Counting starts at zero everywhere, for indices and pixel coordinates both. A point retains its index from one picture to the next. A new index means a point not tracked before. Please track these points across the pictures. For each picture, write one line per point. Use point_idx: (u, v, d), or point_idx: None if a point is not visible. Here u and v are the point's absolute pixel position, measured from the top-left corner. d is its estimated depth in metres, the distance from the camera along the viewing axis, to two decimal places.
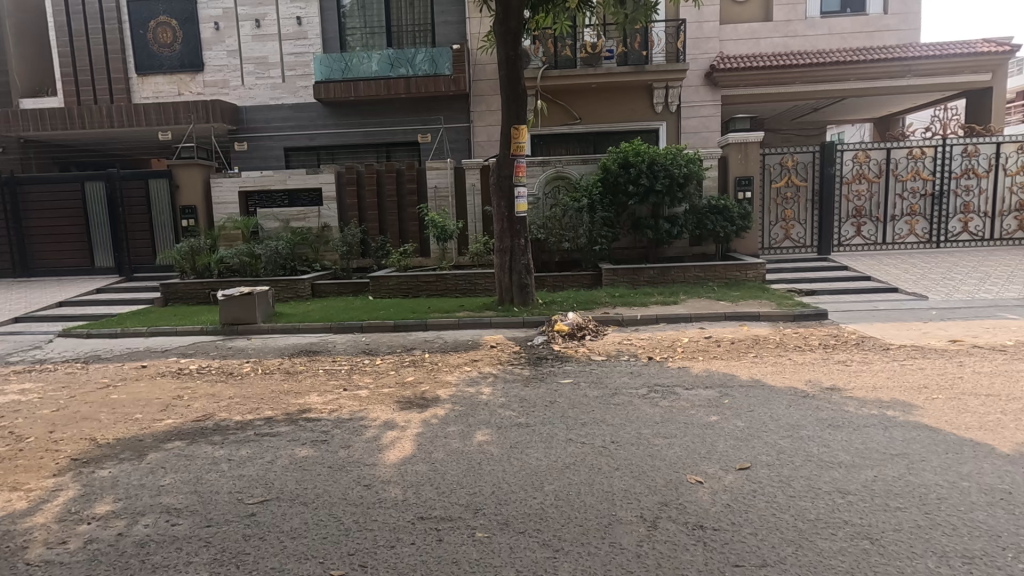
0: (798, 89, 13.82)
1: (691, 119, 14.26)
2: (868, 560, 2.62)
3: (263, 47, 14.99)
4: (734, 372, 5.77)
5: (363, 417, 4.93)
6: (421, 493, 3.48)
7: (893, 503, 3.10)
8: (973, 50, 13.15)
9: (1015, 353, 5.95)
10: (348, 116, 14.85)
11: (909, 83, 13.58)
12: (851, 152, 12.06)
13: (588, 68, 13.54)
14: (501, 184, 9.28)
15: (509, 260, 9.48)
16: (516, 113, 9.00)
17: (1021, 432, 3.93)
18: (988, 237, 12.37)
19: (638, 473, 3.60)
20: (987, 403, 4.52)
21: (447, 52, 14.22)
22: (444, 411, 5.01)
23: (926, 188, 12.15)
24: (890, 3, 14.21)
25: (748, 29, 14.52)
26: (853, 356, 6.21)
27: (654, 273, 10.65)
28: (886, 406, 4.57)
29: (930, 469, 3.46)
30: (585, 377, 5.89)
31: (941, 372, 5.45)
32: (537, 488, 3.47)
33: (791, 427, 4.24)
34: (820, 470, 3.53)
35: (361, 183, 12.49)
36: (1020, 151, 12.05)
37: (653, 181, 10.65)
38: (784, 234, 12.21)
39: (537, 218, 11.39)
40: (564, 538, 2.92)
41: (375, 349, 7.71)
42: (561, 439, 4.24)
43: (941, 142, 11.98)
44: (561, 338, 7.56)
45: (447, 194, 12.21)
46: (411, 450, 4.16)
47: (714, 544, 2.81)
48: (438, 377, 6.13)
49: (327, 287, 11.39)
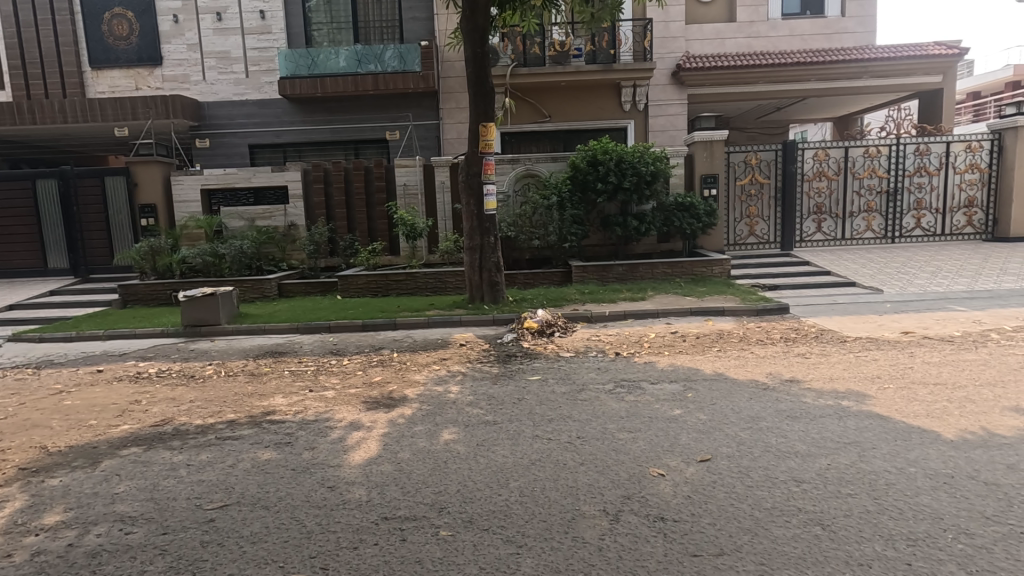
0: (761, 89, 14.13)
1: (658, 118, 14.47)
2: (819, 546, 2.71)
3: (225, 42, 14.62)
4: (698, 366, 5.89)
5: (329, 418, 4.87)
6: (386, 493, 3.46)
7: (845, 490, 3.21)
8: (925, 53, 13.66)
9: (962, 344, 6.22)
10: (314, 113, 14.60)
11: (866, 83, 14.03)
12: (811, 151, 12.43)
13: (557, 66, 13.60)
14: (469, 183, 9.25)
15: (478, 258, 9.47)
16: (483, 111, 8.97)
17: (964, 419, 4.12)
18: (939, 232, 12.84)
19: (602, 467, 3.66)
20: (934, 392, 4.73)
21: (415, 49, 14.08)
22: (412, 411, 4.98)
23: (881, 186, 12.59)
24: (847, 5, 14.65)
25: (713, 29, 14.80)
26: (812, 349, 6.40)
27: (623, 269, 10.76)
28: (841, 397, 4.74)
29: (880, 456, 3.60)
30: (553, 373, 5.93)
31: (893, 362, 5.67)
32: (502, 485, 3.49)
33: (752, 419, 4.34)
34: (777, 460, 3.63)
35: (329, 181, 12.30)
36: (968, 150, 12.59)
37: (621, 178, 10.78)
38: (748, 231, 12.48)
39: (507, 216, 11.45)
40: (528, 534, 2.94)
41: (343, 349, 7.62)
42: (527, 436, 4.26)
43: (895, 141, 12.44)
44: (531, 335, 7.60)
45: (416, 191, 12.12)
46: (376, 451, 4.13)
47: (674, 535, 2.86)
48: (407, 377, 6.09)
49: (294, 287, 11.19)
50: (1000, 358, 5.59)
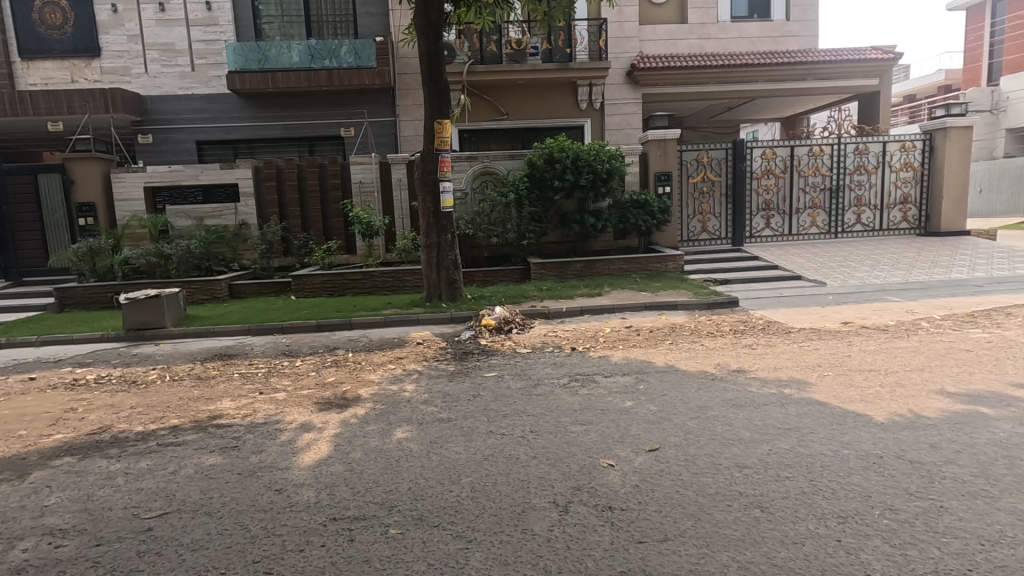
0: (712, 89, 14.51)
1: (614, 116, 14.69)
2: (757, 527, 2.81)
3: (169, 33, 14.04)
4: (651, 359, 6.03)
5: (278, 420, 4.75)
6: (336, 493, 3.40)
7: (783, 473, 3.35)
8: (864, 57, 14.35)
9: (895, 332, 6.57)
10: (266, 108, 14.21)
11: (810, 85, 14.62)
12: (759, 150, 12.89)
13: (514, 65, 13.63)
14: (425, 179, 9.15)
15: (436, 256, 9.40)
16: (438, 109, 8.92)
17: (894, 402, 4.36)
18: (878, 228, 13.51)
19: (554, 460, 3.70)
20: (869, 377, 4.99)
21: (371, 45, 13.83)
22: (365, 410, 4.92)
23: (825, 183, 13.14)
24: (792, 10, 15.23)
25: (666, 30, 15.13)
26: (758, 339, 6.64)
27: (581, 266, 10.87)
28: (784, 385, 4.94)
29: (817, 440, 3.77)
30: (509, 369, 5.96)
31: (833, 351, 5.94)
32: (454, 481, 3.48)
33: (699, 409, 4.47)
34: (722, 447, 3.75)
35: (282, 178, 11.99)
36: (903, 149, 13.27)
37: (578, 176, 10.91)
38: (701, 227, 12.85)
39: (465, 214, 11.43)
40: (478, 528, 2.94)
41: (296, 350, 7.45)
42: (481, 431, 4.27)
43: (837, 141, 13.02)
44: (488, 332, 7.60)
45: (372, 189, 11.96)
46: (327, 451, 4.05)
47: (621, 523, 2.92)
48: (361, 377, 6.00)
49: (246, 287, 10.85)
50: (929, 345, 5.93)
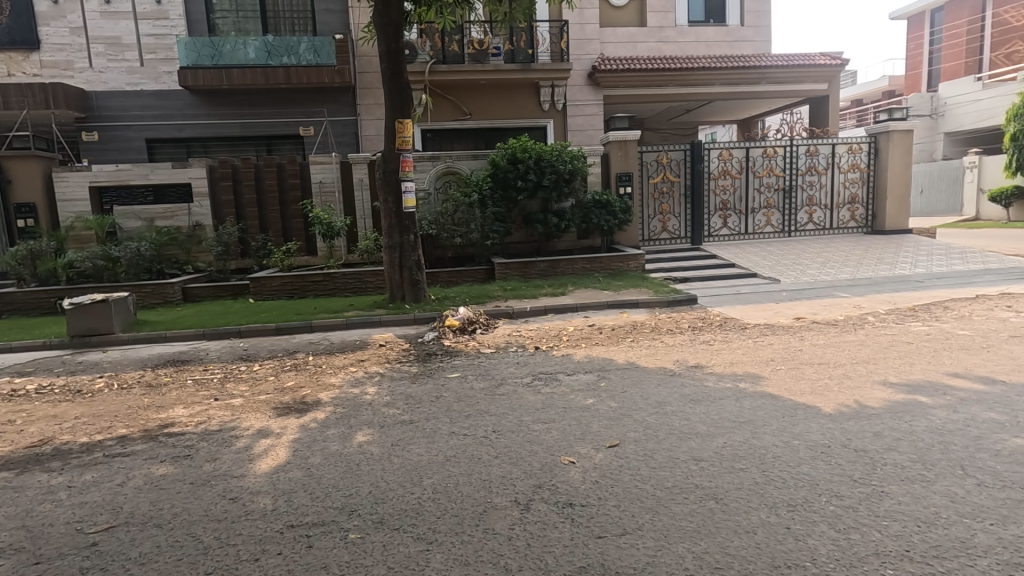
0: (671, 91, 14.83)
1: (576, 117, 14.81)
2: (712, 518, 2.89)
3: (115, 27, 13.44)
4: (613, 357, 6.12)
5: (234, 427, 4.62)
6: (294, 500, 3.33)
7: (737, 465, 3.46)
8: (814, 62, 14.93)
9: (843, 326, 6.86)
10: (220, 105, 13.77)
11: (764, 88, 15.11)
12: (716, 151, 13.25)
13: (476, 65, 13.62)
14: (387, 179, 9.04)
15: (398, 256, 9.30)
16: (399, 108, 8.84)
17: (841, 393, 4.56)
18: (828, 227, 14.06)
19: (516, 459, 3.72)
20: (819, 370, 5.20)
21: (330, 42, 13.57)
22: (325, 414, 4.83)
23: (778, 184, 13.62)
24: (746, 15, 15.71)
25: (626, 33, 15.38)
26: (716, 336, 6.82)
27: (545, 266, 10.94)
28: (739, 379, 5.10)
29: (769, 432, 3.90)
30: (472, 370, 5.95)
31: (785, 346, 6.16)
32: (416, 483, 3.46)
33: (658, 404, 4.57)
34: (680, 441, 3.85)
35: (238, 178, 11.64)
36: (850, 151, 13.85)
37: (541, 176, 10.98)
38: (661, 227, 13.12)
39: (428, 214, 11.35)
40: (439, 529, 2.93)
41: (253, 354, 7.27)
42: (443, 433, 4.25)
43: (789, 142, 13.50)
44: (452, 333, 7.57)
45: (333, 189, 11.75)
46: (285, 457, 3.96)
47: (581, 520, 2.96)
48: (321, 380, 5.88)
49: (200, 290, 10.50)
50: (874, 338, 6.21)
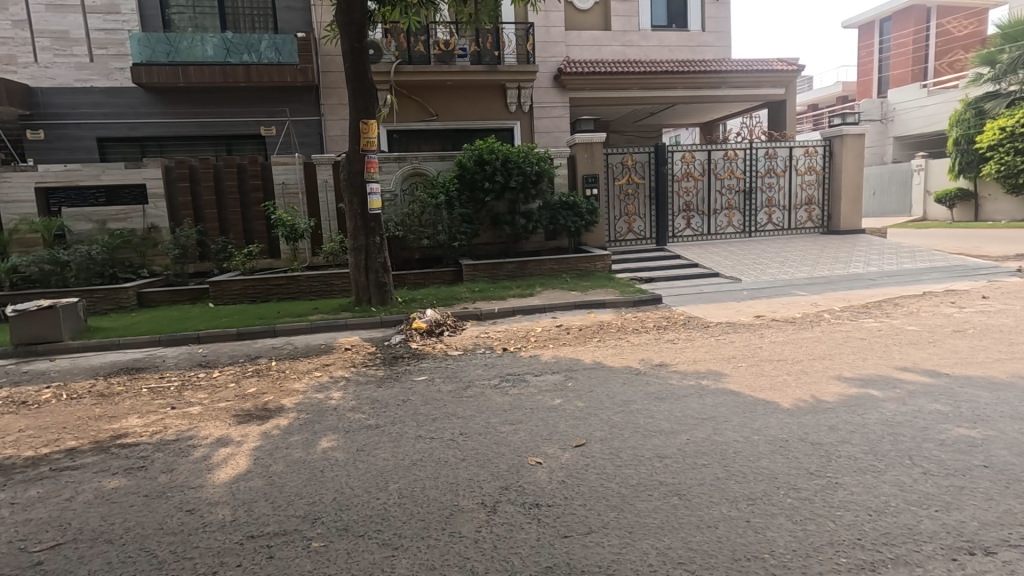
0: (636, 94, 15.07)
1: (543, 119, 14.88)
2: (675, 514, 2.95)
3: (62, 20, 12.86)
4: (579, 357, 6.17)
5: (192, 436, 4.46)
6: (254, 510, 3.24)
7: (700, 461, 3.53)
8: (772, 67, 15.39)
9: (800, 324, 7.09)
10: (176, 104, 13.33)
11: (724, 93, 15.52)
12: (679, 154, 13.53)
13: (442, 66, 13.55)
14: (352, 180, 8.91)
15: (364, 258, 9.17)
16: (364, 108, 8.72)
17: (799, 388, 4.72)
18: (787, 227, 14.51)
19: (483, 461, 3.71)
20: (778, 366, 5.36)
21: (292, 40, 13.27)
22: (288, 420, 4.72)
23: (739, 186, 14.00)
24: (707, 21, 16.09)
25: (591, 36, 15.56)
26: (680, 335, 6.95)
27: (513, 267, 10.96)
28: (702, 376, 5.21)
29: (730, 428, 4.00)
30: (440, 372, 5.91)
31: (746, 343, 6.32)
32: (381, 489, 3.41)
33: (624, 403, 4.63)
34: (644, 439, 3.90)
35: (196, 179, 11.29)
36: (807, 154, 14.32)
37: (508, 178, 10.99)
38: (627, 228, 13.31)
39: (395, 215, 11.23)
40: (405, 534, 2.90)
41: (214, 360, 7.06)
42: (410, 436, 4.21)
43: (749, 145, 13.89)
44: (419, 336, 7.50)
45: (296, 190, 11.51)
46: (246, 466, 3.85)
47: (547, 520, 2.97)
48: (285, 386, 5.74)
49: (156, 295, 10.14)
50: (829, 335, 6.44)
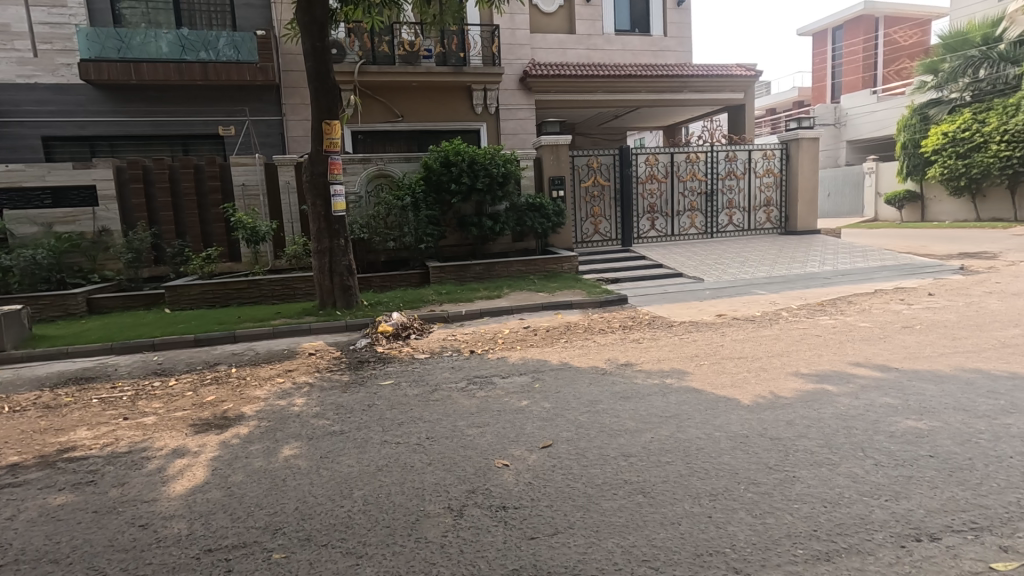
0: (601, 97, 15.26)
1: (509, 121, 14.91)
2: (640, 512, 2.98)
3: (3, 13, 12.21)
4: (547, 358, 6.20)
5: (145, 448, 4.29)
6: (212, 522, 3.13)
7: (664, 458, 3.58)
8: (731, 73, 15.84)
9: (760, 322, 7.29)
10: (129, 102, 12.83)
11: (686, 97, 15.87)
12: (643, 156, 13.79)
13: (407, 67, 13.44)
14: (315, 181, 8.73)
15: (328, 261, 9.00)
16: (327, 108, 8.55)
17: (758, 385, 4.85)
18: (747, 228, 14.92)
19: (450, 465, 3.68)
20: (738, 364, 5.50)
21: (251, 38, 12.95)
22: (248, 429, 4.59)
23: (701, 188, 14.33)
24: (668, 26, 16.45)
25: (556, 39, 15.69)
26: (645, 334, 7.06)
27: (480, 269, 10.94)
28: (666, 375, 5.31)
29: (694, 425, 4.08)
30: (406, 376, 5.85)
31: (709, 342, 6.47)
32: (345, 496, 3.35)
33: (590, 403, 4.67)
34: (610, 438, 3.95)
35: (150, 180, 10.88)
36: (765, 157, 14.76)
37: (474, 179, 10.96)
38: (593, 229, 13.45)
39: (359, 217, 11.06)
40: (369, 542, 2.85)
41: (170, 368, 6.80)
42: (375, 442, 4.15)
43: (710, 148, 14.24)
44: (385, 339, 7.40)
45: (257, 192, 11.21)
46: (203, 478, 3.72)
47: (514, 522, 2.97)
48: (245, 394, 5.57)
49: (108, 301, 9.72)
50: (788, 332, 6.64)
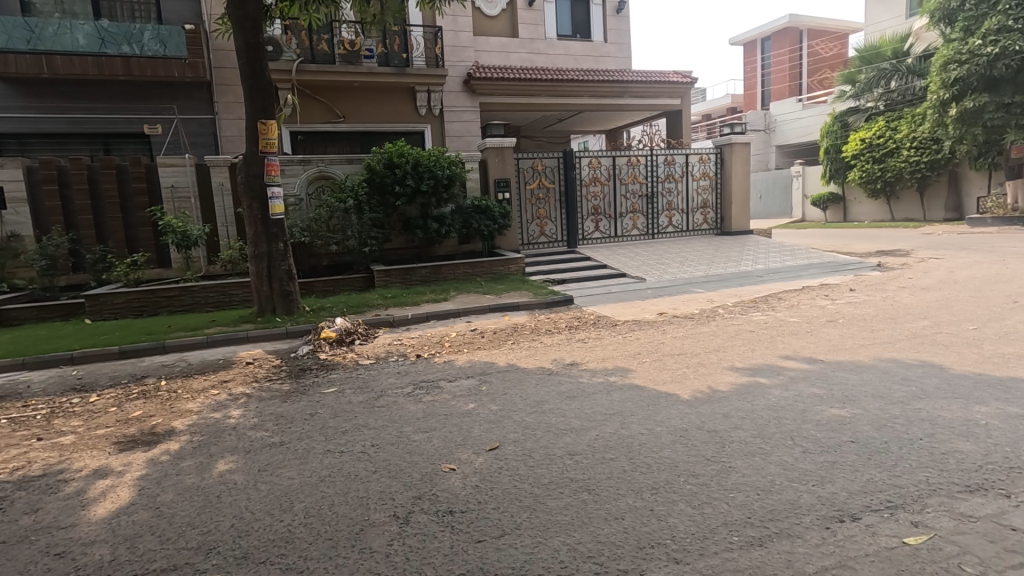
0: (544, 101, 15.45)
1: (454, 123, 14.82)
2: (585, 509, 3.04)
3: None
4: (494, 360, 6.21)
5: (62, 470, 3.98)
6: (138, 546, 2.94)
7: (609, 455, 3.66)
8: (668, 79, 16.42)
9: (698, 319, 7.58)
10: (41, 97, 11.90)
11: (626, 101, 16.30)
12: (586, 159, 14.09)
13: (347, 66, 13.17)
14: (250, 184, 8.37)
15: (266, 266, 8.66)
16: (262, 108, 8.24)
17: (696, 380, 5.05)
18: (685, 228, 15.48)
19: (395, 472, 3.62)
20: (679, 360, 5.70)
21: (179, 32, 12.29)
22: (179, 444, 4.35)
23: (641, 190, 14.76)
24: (608, 33, 16.86)
25: (499, 42, 15.78)
26: (590, 334, 7.19)
27: (426, 272, 10.83)
28: (610, 373, 5.43)
29: (636, 421, 4.19)
30: (351, 383, 5.70)
31: (651, 339, 6.67)
32: (285, 510, 3.22)
33: (536, 403, 4.71)
34: (556, 438, 3.99)
35: (67, 181, 10.12)
36: (701, 160, 15.36)
37: (418, 181, 10.83)
38: (539, 231, 13.60)
39: (299, 220, 10.71)
40: (311, 556, 2.76)
41: (91, 382, 6.34)
42: (317, 452, 4.02)
43: (649, 152, 14.69)
44: (328, 346, 7.20)
45: (188, 194, 10.65)
46: (128, 499, 3.49)
47: (461, 526, 2.95)
48: (175, 407, 5.27)
49: (20, 313, 8.97)
50: (724, 328, 6.94)
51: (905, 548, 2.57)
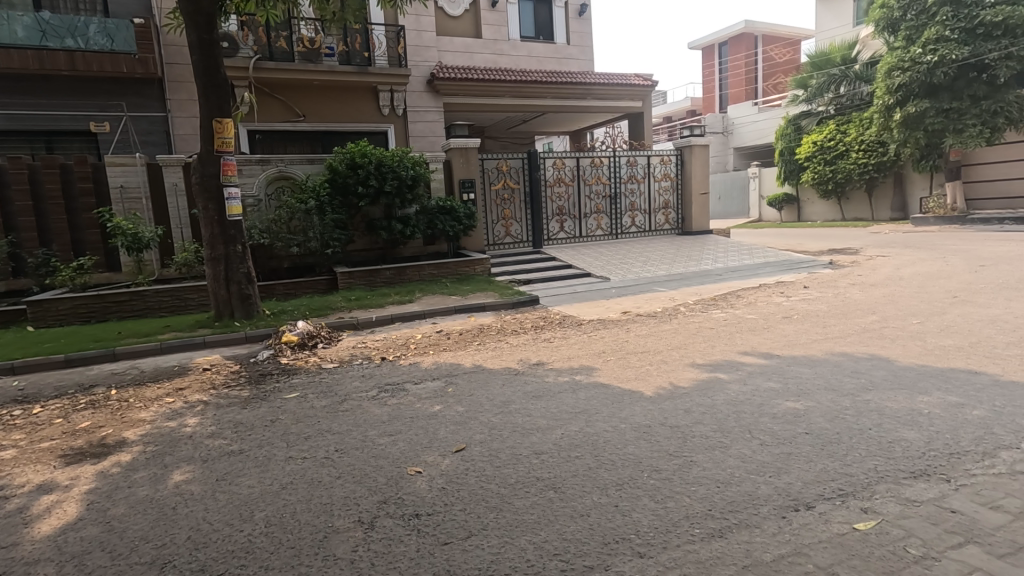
0: (508, 101, 15.49)
1: (417, 123, 14.69)
2: (550, 507, 3.06)
3: None
4: (460, 361, 6.18)
5: (1, 486, 3.76)
6: (85, 564, 2.80)
7: (574, 453, 3.69)
8: (629, 82, 16.71)
9: (660, 317, 7.73)
10: None
11: (589, 103, 16.49)
12: (551, 160, 14.19)
13: (307, 64, 12.91)
14: (206, 184, 8.10)
15: (224, 269, 8.40)
16: (218, 106, 7.98)
17: (659, 377, 5.15)
18: (648, 229, 15.76)
19: (360, 477, 3.56)
20: (642, 358, 5.80)
21: (128, 26, 11.82)
22: (131, 455, 4.17)
23: (605, 191, 14.96)
24: (571, 35, 17.03)
25: (462, 43, 15.75)
26: (555, 333, 7.24)
27: (391, 273, 10.71)
28: (575, 372, 5.49)
29: (601, 419, 4.24)
30: (314, 387, 5.58)
31: (615, 338, 6.77)
32: (245, 519, 3.14)
33: (503, 404, 4.71)
34: (522, 438, 4.01)
35: (5, 181, 9.56)
36: (663, 162, 15.69)
37: (382, 182, 10.69)
38: (504, 232, 13.62)
39: (258, 222, 10.42)
40: (272, 566, 2.70)
41: (34, 393, 6.02)
42: (279, 459, 3.93)
43: (612, 153, 14.92)
44: (290, 350, 7.03)
45: (139, 195, 10.26)
46: (76, 514, 3.32)
47: (427, 529, 2.93)
48: (127, 417, 5.06)
49: None
50: (685, 326, 7.10)
51: (855, 534, 2.68)
